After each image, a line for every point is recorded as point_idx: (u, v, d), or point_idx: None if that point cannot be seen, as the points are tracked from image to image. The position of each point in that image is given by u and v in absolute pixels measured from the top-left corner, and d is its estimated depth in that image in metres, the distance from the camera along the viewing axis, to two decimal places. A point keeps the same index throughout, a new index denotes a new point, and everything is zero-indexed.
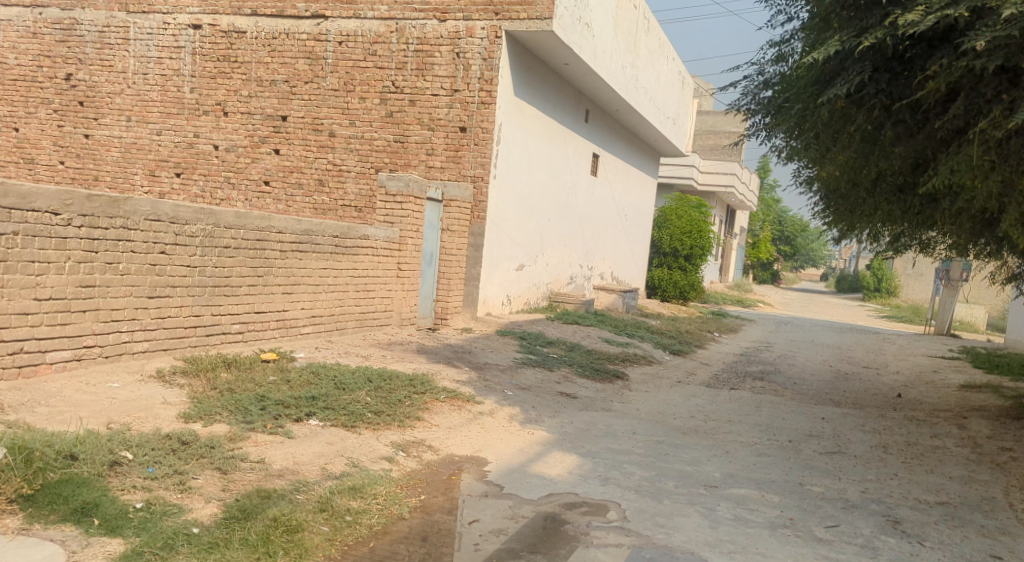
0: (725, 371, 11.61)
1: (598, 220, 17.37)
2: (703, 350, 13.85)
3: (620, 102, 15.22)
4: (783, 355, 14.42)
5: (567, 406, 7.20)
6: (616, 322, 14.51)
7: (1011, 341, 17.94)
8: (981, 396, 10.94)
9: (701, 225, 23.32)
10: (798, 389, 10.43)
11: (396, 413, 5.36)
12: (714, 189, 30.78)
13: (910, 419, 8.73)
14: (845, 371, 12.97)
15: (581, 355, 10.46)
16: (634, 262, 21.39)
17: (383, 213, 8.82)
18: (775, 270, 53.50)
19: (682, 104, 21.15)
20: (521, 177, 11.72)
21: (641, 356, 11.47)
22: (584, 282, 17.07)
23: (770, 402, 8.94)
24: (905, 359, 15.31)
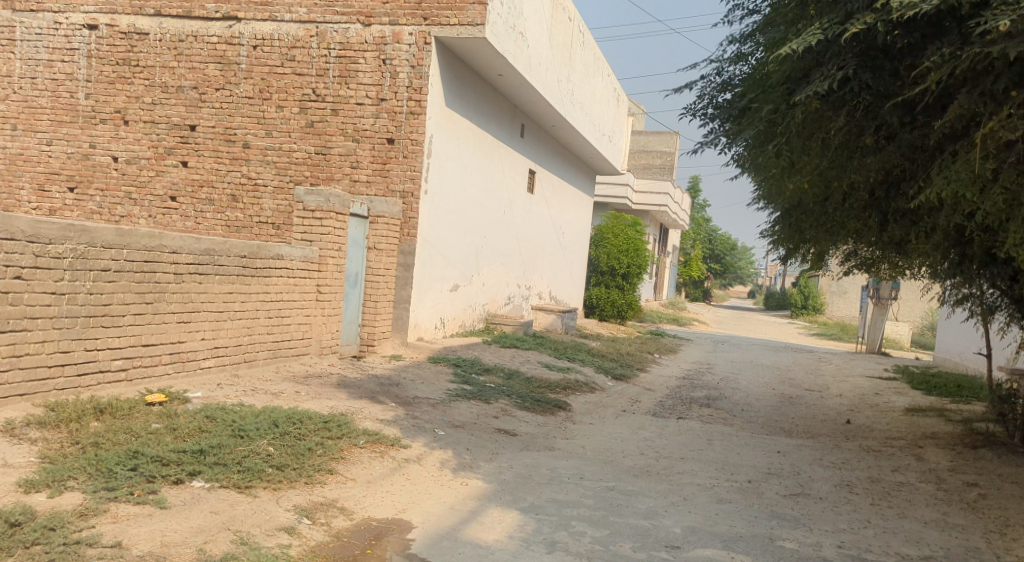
0: (669, 397, 11.05)
1: (536, 237, 16.80)
2: (645, 374, 13.32)
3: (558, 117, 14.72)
4: (726, 378, 14.01)
5: (505, 446, 6.46)
6: (556, 344, 13.87)
7: (940, 359, 18.13)
8: (928, 420, 10.67)
9: (637, 242, 22.71)
10: (745, 416, 9.93)
11: (303, 466, 4.56)
12: (648, 209, 30.71)
13: (865, 450, 8.29)
14: (789, 394, 12.60)
15: (520, 384, 9.75)
16: (572, 281, 20.85)
17: (301, 231, 7.98)
18: (706, 289, 54.05)
19: (617, 121, 20.83)
20: (454, 193, 11.03)
21: (583, 383, 10.84)
22: (523, 302, 16.43)
23: (721, 433, 8.37)
24: (845, 379, 15.11)
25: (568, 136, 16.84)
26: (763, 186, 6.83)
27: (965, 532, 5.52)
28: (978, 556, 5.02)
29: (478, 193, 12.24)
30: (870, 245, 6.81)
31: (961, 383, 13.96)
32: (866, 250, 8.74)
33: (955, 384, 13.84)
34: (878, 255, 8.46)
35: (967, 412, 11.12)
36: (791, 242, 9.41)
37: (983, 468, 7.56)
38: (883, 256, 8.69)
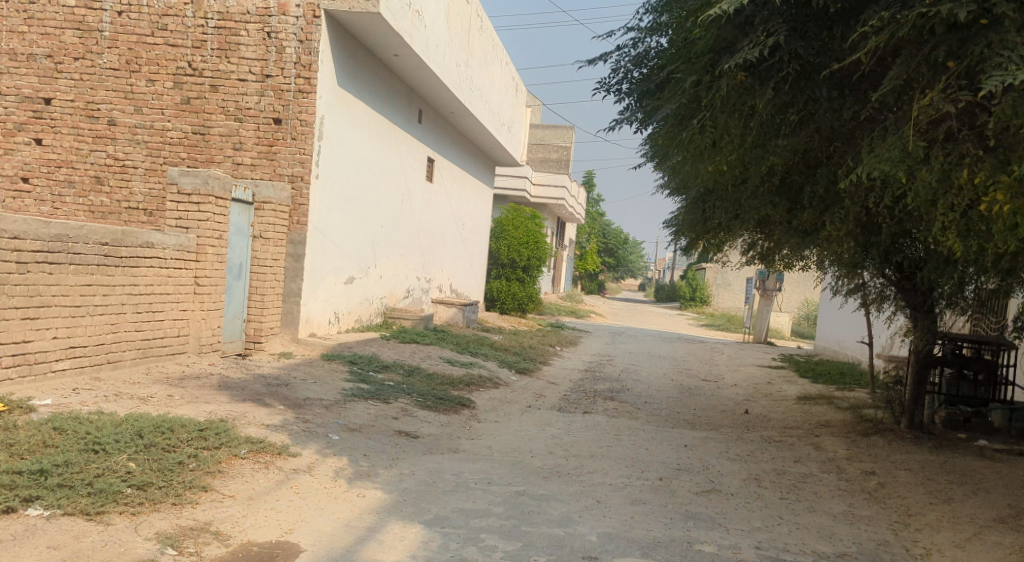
0: (572, 391, 10.82)
1: (435, 228, 16.29)
2: (547, 367, 13.08)
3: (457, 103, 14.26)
4: (626, 369, 13.97)
5: (404, 450, 5.98)
6: (457, 339, 13.42)
7: (820, 347, 18.89)
8: (819, 407, 10.88)
9: (537, 236, 22.88)
10: (649, 409, 9.81)
11: (170, 483, 3.95)
12: (546, 202, 30.75)
13: (767, 441, 8.27)
14: (688, 385, 12.64)
15: (420, 381, 9.26)
16: (472, 274, 20.43)
17: (175, 217, 7.23)
18: (601, 282, 54.95)
19: (516, 111, 20.53)
20: (347, 179, 10.39)
21: (485, 378, 10.45)
22: (422, 295, 15.88)
23: (628, 428, 8.16)
24: (738, 368, 15.40)
25: (467, 124, 16.42)
26: (678, 170, 6.70)
27: (874, 524, 5.45)
28: (891, 550, 4.93)
29: (373, 181, 11.64)
30: (781, 232, 6.78)
31: (845, 370, 14.44)
32: (765, 239, 8.75)
33: (840, 372, 14.30)
34: (778, 244, 8.49)
35: (854, 398, 11.43)
36: (693, 232, 9.34)
37: (879, 455, 7.65)
38: (780, 246, 8.72)
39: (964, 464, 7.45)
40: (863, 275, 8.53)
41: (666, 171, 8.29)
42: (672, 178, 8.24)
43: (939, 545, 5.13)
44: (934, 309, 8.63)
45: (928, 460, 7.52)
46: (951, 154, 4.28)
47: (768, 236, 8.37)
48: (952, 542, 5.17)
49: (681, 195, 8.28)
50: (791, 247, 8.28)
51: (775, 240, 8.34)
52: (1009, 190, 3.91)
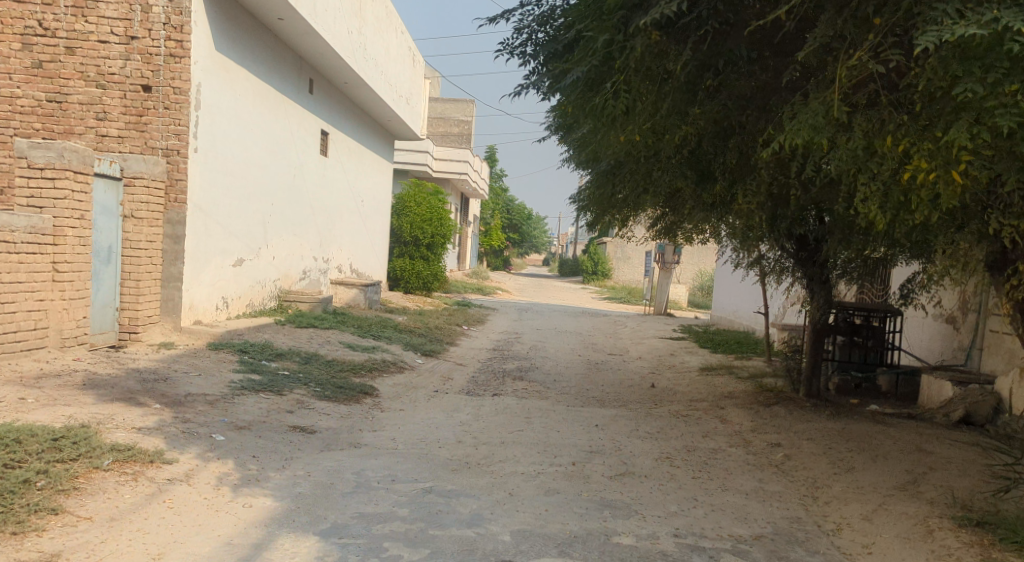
0: (480, 371, 10.52)
1: (332, 205, 15.59)
2: (454, 347, 12.71)
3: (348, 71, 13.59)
4: (534, 347, 13.75)
5: (300, 448, 5.50)
6: (359, 322, 12.84)
7: (717, 317, 19.19)
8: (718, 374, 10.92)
9: (440, 211, 22.36)
10: (558, 387, 9.63)
11: (9, 507, 3.52)
12: (449, 176, 30.23)
13: (674, 414, 8.12)
14: (596, 360, 12.55)
15: (319, 368, 8.73)
16: (373, 253, 19.79)
17: (26, 197, 6.70)
18: (506, 258, 54.90)
19: (414, 83, 19.91)
20: (227, 152, 9.72)
21: (389, 363, 9.96)
22: (320, 277, 15.17)
23: (538, 409, 7.92)
24: (642, 340, 15.47)
25: (362, 95, 15.74)
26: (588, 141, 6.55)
27: (785, 501, 5.28)
28: (804, 528, 4.71)
29: (258, 154, 10.96)
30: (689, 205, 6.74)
31: (745, 340, 14.69)
32: (666, 210, 8.69)
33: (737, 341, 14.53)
34: (681, 215, 8.42)
35: (756, 366, 11.57)
36: (599, 206, 9.15)
37: (782, 426, 7.43)
38: (679, 217, 8.61)
39: (862, 431, 7.40)
40: (761, 247, 8.40)
41: (574, 143, 8.09)
42: (580, 150, 8.05)
43: (848, 519, 4.91)
44: (830, 281, 8.71)
45: (827, 429, 7.42)
46: (874, 120, 4.18)
47: (672, 207, 8.27)
48: (859, 515, 4.96)
49: (588, 169, 8.09)
50: (690, 218, 8.05)
51: (678, 210, 8.18)
52: (940, 154, 3.78)
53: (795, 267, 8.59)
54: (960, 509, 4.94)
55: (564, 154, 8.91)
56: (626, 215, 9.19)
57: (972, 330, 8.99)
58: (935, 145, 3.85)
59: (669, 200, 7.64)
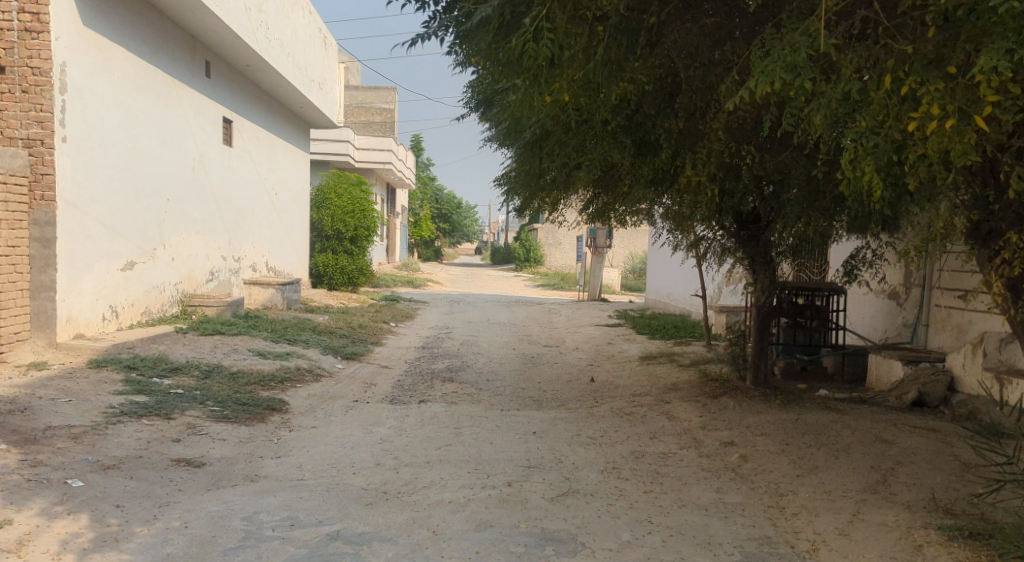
0: (407, 374, 9.66)
1: (239, 198, 14.45)
2: (377, 347, 11.79)
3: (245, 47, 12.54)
4: (464, 341, 12.93)
5: (181, 488, 4.60)
6: (272, 325, 11.80)
7: (652, 300, 18.73)
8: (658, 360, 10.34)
9: (363, 204, 21.26)
10: (491, 387, 8.86)
11: None
12: (372, 166, 29.09)
13: (617, 411, 7.51)
14: (530, 353, 11.84)
15: (221, 382, 7.75)
16: (292, 249, 18.65)
17: None
18: (436, 248, 53.82)
19: (327, 67, 18.86)
20: (95, 139, 8.62)
21: (305, 371, 9.00)
22: (230, 277, 14.01)
23: (468, 415, 7.14)
24: (577, 328, 14.85)
25: (266, 77, 14.67)
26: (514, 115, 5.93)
27: (748, 516, 4.63)
28: (776, 552, 4.07)
29: (139, 142, 9.84)
30: (624, 182, 6.21)
31: (681, 324, 14.20)
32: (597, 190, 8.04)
33: (674, 325, 14.01)
34: (613, 192, 7.77)
35: (698, 350, 11.05)
36: (526, 189, 8.46)
37: (733, 421, 6.81)
38: (610, 195, 7.95)
39: (817, 419, 6.77)
40: (699, 226, 7.76)
41: (498, 120, 7.38)
42: (504, 127, 7.35)
43: (822, 534, 4.31)
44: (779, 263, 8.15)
45: (779, 419, 6.78)
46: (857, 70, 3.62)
47: (603, 182, 7.62)
48: (835, 529, 4.38)
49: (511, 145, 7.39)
50: (623, 195, 7.31)
51: (611, 187, 7.50)
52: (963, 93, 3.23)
53: (736, 247, 7.96)
54: (944, 516, 4.40)
55: (487, 132, 8.15)
56: (558, 197, 8.50)
57: (917, 305, 8.41)
58: (953, 83, 3.33)
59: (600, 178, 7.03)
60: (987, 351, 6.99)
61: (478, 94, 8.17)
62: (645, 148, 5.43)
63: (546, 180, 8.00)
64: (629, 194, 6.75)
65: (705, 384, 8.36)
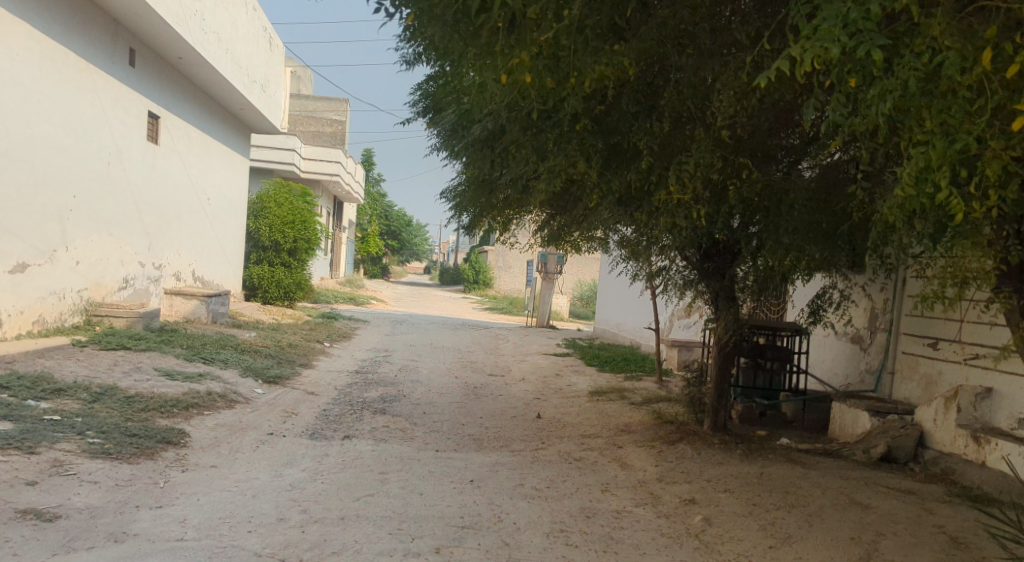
0: (335, 403, 8.71)
1: (163, 201, 13.39)
2: (306, 370, 10.79)
3: (169, 33, 11.70)
4: (402, 366, 12.01)
5: (17, 553, 3.66)
6: (189, 341, 10.73)
7: (602, 329, 18.01)
8: (609, 397, 9.58)
9: (304, 215, 20.25)
10: (425, 421, 7.98)
11: None
12: (318, 177, 28.02)
13: (564, 455, 6.73)
14: (472, 382, 10.99)
15: (112, 409, 6.75)
16: (223, 259, 17.48)
17: None
18: (383, 265, 52.59)
19: (272, 70, 17.99)
20: None
21: (216, 396, 7.98)
22: (147, 284, 12.83)
23: (396, 457, 6.26)
24: (524, 357, 14.05)
25: (201, 73, 13.82)
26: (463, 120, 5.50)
27: None
28: None
29: (32, 121, 8.90)
30: (583, 197, 5.91)
31: (633, 356, 13.50)
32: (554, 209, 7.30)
33: (625, 357, 13.31)
34: (571, 212, 7.01)
35: (652, 387, 10.34)
36: (474, 205, 7.78)
37: (692, 472, 6.06)
38: (566, 214, 7.18)
39: (783, 472, 5.98)
40: (663, 254, 6.99)
41: (449, 126, 6.75)
42: (454, 135, 6.72)
43: None
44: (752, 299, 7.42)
45: (741, 472, 5.99)
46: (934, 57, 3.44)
47: (560, 199, 6.95)
48: None
49: (459, 154, 6.69)
50: (581, 212, 6.57)
51: (570, 201, 6.77)
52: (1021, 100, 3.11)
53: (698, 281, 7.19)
54: None
55: (436, 141, 7.45)
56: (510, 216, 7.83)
57: (882, 351, 7.67)
58: None
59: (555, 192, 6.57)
60: (960, 406, 6.17)
61: (430, 97, 7.50)
62: (613, 163, 5.24)
63: (497, 194, 7.33)
64: (586, 210, 6.41)
65: (660, 424, 7.64)
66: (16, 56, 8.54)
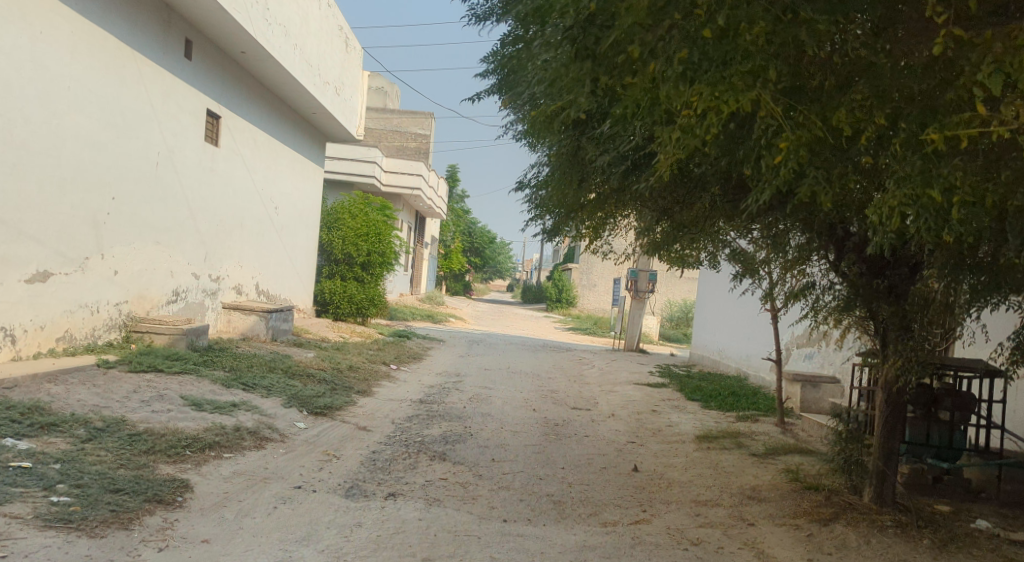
0: (388, 443, 7.24)
1: (222, 207, 12.33)
2: (362, 398, 9.40)
3: (231, 23, 10.61)
4: (473, 395, 10.48)
5: None
6: (235, 362, 9.51)
7: (703, 356, 15.99)
8: (723, 445, 7.74)
9: (379, 226, 19.06)
10: (494, 472, 6.41)
11: None
12: (397, 190, 27.05)
13: (674, 532, 5.04)
14: (553, 417, 9.37)
15: (109, 449, 5.48)
16: (290, 274, 16.38)
17: None
18: (465, 282, 51.61)
19: (348, 73, 16.93)
20: None
21: (243, 434, 6.62)
22: (200, 297, 11.70)
23: (451, 533, 4.70)
24: (613, 386, 12.30)
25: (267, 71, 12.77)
26: (551, 72, 4.15)
27: None
28: None
29: (58, 109, 7.83)
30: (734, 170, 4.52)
31: (742, 391, 11.54)
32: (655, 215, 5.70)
33: (734, 392, 11.35)
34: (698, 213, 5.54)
35: (777, 435, 8.41)
36: (561, 202, 6.21)
37: None
38: (681, 214, 5.61)
39: None
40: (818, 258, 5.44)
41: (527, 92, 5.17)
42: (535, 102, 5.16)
43: None
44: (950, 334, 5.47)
45: None
46: None
47: (676, 187, 5.44)
48: None
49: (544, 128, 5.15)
50: (712, 192, 5.16)
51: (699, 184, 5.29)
52: None
53: (845, 302, 5.29)
54: None
55: (519, 117, 5.92)
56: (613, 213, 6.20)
57: None
58: None
59: (668, 174, 5.12)
60: None
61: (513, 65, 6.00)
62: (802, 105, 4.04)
63: (594, 174, 5.72)
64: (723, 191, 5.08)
65: (800, 491, 5.83)
66: (39, 35, 7.49)
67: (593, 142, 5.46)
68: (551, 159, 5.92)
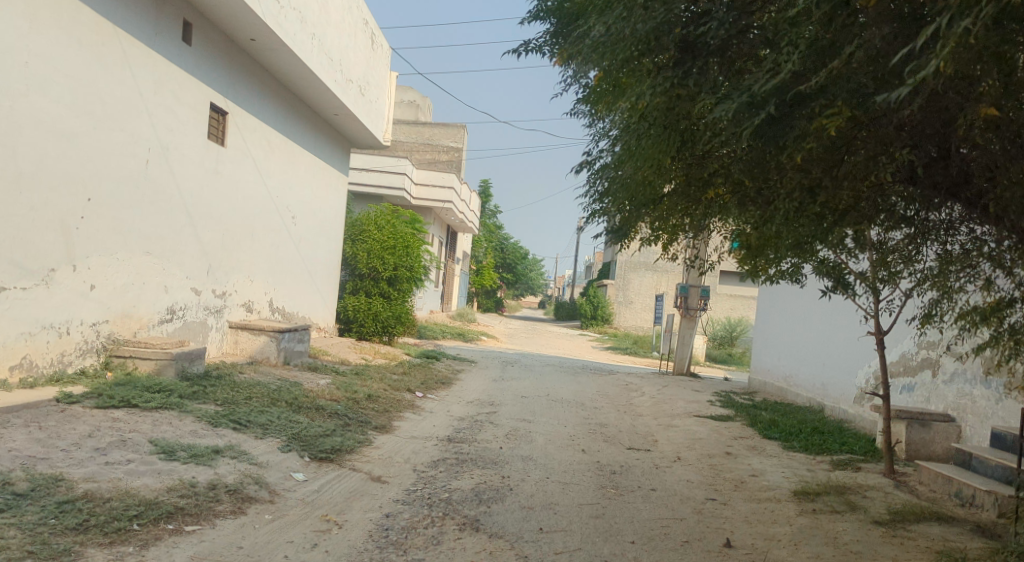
0: (406, 502, 5.71)
1: (231, 214, 11.00)
2: (379, 438, 7.89)
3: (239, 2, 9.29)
4: (511, 431, 8.92)
5: None
6: (231, 393, 8.07)
7: (766, 385, 14.23)
8: (832, 505, 6.09)
9: (407, 238, 17.71)
10: (547, 550, 4.85)
11: None
12: (429, 204, 25.71)
13: None
14: (609, 461, 7.78)
15: (21, 527, 4.03)
16: (310, 291, 14.97)
17: None
18: (497, 300, 50.12)
19: (374, 71, 15.56)
20: None
21: (219, 494, 5.13)
22: (201, 314, 10.32)
23: None
24: (672, 420, 10.65)
25: (280, 62, 11.45)
26: None
27: None
28: None
29: (12, 90, 6.48)
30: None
31: (828, 427, 9.84)
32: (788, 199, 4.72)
33: (817, 428, 9.64)
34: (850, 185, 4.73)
35: (894, 491, 6.68)
36: (649, 179, 5.37)
37: None
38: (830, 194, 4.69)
39: None
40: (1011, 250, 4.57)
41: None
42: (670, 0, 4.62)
43: None
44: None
45: None
46: None
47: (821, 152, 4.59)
48: None
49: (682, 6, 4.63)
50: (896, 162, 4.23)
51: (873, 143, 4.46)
52: None
53: None
54: None
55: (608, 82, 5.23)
56: (718, 200, 5.28)
57: None
58: None
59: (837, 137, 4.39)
60: None
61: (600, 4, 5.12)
62: None
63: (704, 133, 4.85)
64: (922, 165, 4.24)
65: None
66: None
67: (703, 92, 4.67)
68: (644, 114, 4.87)
